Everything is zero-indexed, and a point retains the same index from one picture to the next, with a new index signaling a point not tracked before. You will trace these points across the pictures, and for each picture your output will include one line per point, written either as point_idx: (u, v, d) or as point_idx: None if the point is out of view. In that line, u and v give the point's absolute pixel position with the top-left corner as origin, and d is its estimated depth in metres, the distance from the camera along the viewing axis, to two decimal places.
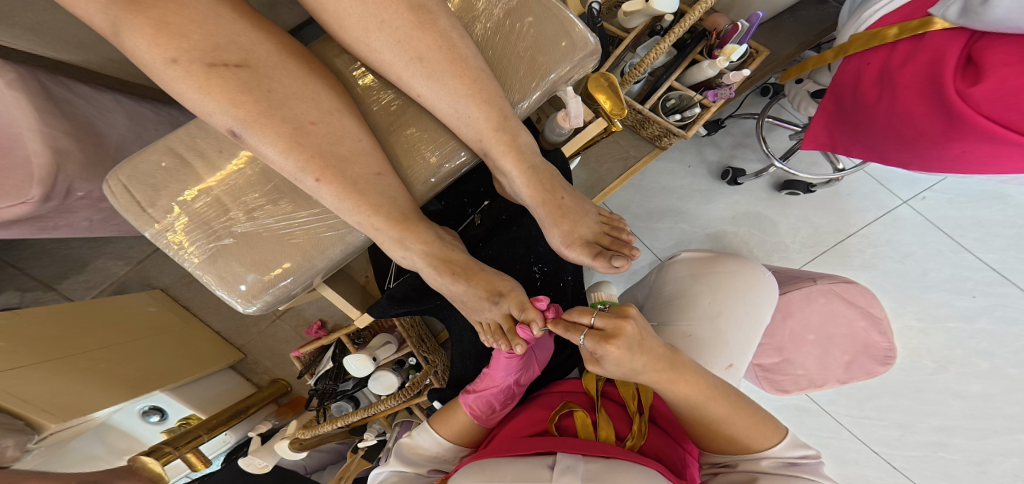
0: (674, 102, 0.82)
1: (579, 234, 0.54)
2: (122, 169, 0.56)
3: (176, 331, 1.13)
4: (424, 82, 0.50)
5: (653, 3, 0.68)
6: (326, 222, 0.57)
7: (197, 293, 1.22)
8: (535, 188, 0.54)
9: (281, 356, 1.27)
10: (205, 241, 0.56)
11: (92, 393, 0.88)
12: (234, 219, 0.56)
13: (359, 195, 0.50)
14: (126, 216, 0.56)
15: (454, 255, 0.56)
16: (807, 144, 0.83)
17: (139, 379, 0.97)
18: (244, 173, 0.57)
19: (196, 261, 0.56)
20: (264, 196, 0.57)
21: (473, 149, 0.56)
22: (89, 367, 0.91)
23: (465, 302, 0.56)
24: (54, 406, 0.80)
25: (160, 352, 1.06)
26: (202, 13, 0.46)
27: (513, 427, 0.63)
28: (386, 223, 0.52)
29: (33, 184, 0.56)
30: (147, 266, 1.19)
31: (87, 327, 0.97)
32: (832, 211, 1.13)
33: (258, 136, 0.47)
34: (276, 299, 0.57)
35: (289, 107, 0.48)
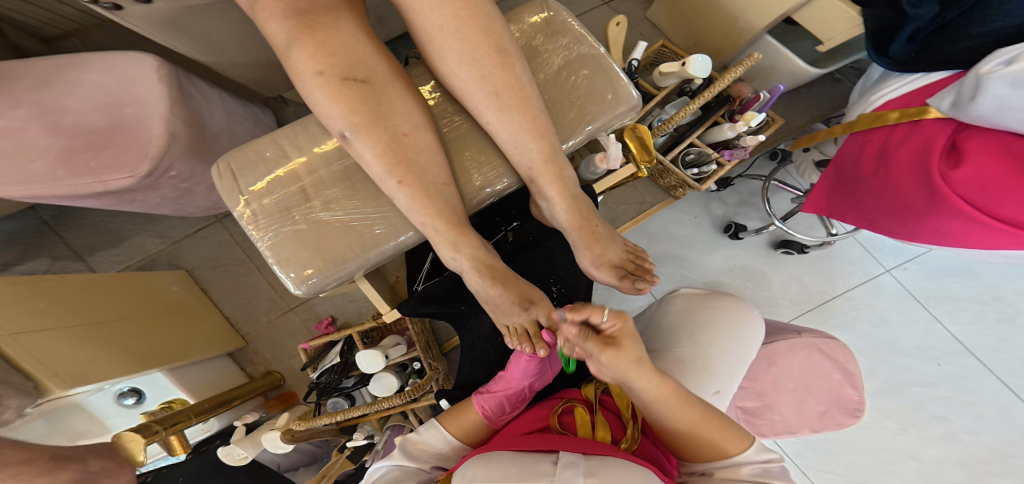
0: (693, 157, 0.90)
1: (607, 259, 0.61)
2: (233, 158, 0.65)
3: (190, 313, 1.17)
4: (495, 111, 0.58)
5: (689, 67, 0.78)
6: (388, 219, 0.64)
7: (219, 278, 1.28)
8: (573, 215, 0.62)
9: (284, 349, 1.32)
10: (282, 225, 0.63)
11: (105, 361, 0.90)
12: (310, 207, 0.64)
13: (431, 200, 0.59)
14: (224, 197, 0.65)
15: (495, 264, 0.63)
16: (808, 207, 0.93)
17: (149, 355, 1.00)
18: (327, 171, 0.65)
19: (268, 242, 0.63)
20: (340, 192, 0.64)
21: (519, 176, 0.64)
22: (107, 336, 0.95)
23: (498, 306, 0.63)
24: (68, 371, 0.82)
25: (172, 331, 1.09)
26: (347, 37, 0.55)
27: (518, 425, 0.69)
28: (445, 226, 0.60)
29: (145, 162, 0.66)
30: (181, 247, 1.26)
31: (114, 297, 1.02)
32: (820, 272, 1.21)
33: (364, 140, 0.55)
34: (328, 284, 0.64)
35: (391, 119, 0.56)
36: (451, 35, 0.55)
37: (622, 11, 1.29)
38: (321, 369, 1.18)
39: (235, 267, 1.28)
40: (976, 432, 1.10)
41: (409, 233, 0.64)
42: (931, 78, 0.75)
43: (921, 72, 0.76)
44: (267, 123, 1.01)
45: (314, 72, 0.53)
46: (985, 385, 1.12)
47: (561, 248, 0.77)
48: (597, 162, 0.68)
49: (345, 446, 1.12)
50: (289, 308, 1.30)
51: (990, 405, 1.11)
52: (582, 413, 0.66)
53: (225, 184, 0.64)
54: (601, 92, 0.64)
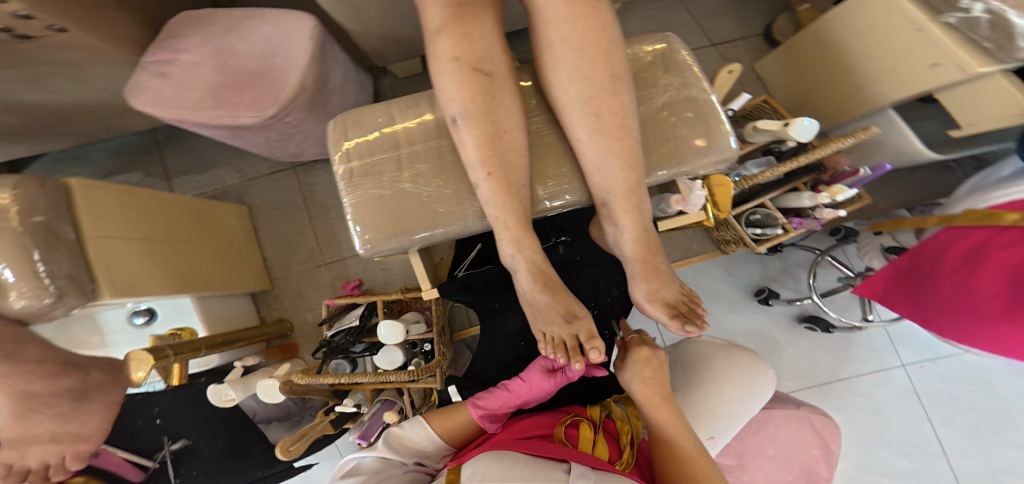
0: (759, 218, 0.90)
1: (662, 296, 0.62)
2: (349, 112, 0.77)
3: (233, 249, 1.21)
4: (588, 131, 0.59)
5: (791, 129, 0.79)
6: (462, 203, 0.72)
7: (274, 221, 1.37)
8: (639, 248, 0.63)
9: (302, 301, 1.35)
10: (371, 185, 0.73)
11: (158, 280, 0.93)
12: (398, 176, 0.73)
13: (511, 197, 0.64)
14: (331, 141, 0.76)
15: (548, 272, 0.69)
16: (862, 288, 0.93)
17: (191, 282, 1.03)
18: (420, 150, 0.74)
19: (354, 198, 0.73)
20: (427, 169, 0.73)
21: (592, 197, 0.66)
22: (166, 256, 0.98)
23: (540, 311, 0.67)
24: (124, 282, 0.85)
25: (214, 263, 1.13)
26: (484, 31, 0.62)
27: (518, 430, 0.69)
28: (515, 224, 0.65)
29: (274, 105, 0.79)
30: (250, 185, 1.37)
31: (182, 215, 1.06)
32: (836, 353, 1.18)
33: (471, 128, 0.62)
34: (393, 248, 0.73)
35: (498, 114, 0.63)
36: (571, 51, 0.58)
37: (731, 57, 1.37)
38: (337, 327, 1.22)
39: (294, 213, 1.37)
40: None
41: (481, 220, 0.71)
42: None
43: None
44: (366, 90, 1.12)
45: (453, 58, 0.61)
46: None
47: (608, 272, 0.79)
48: (673, 203, 0.69)
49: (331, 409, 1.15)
50: (322, 262, 1.34)
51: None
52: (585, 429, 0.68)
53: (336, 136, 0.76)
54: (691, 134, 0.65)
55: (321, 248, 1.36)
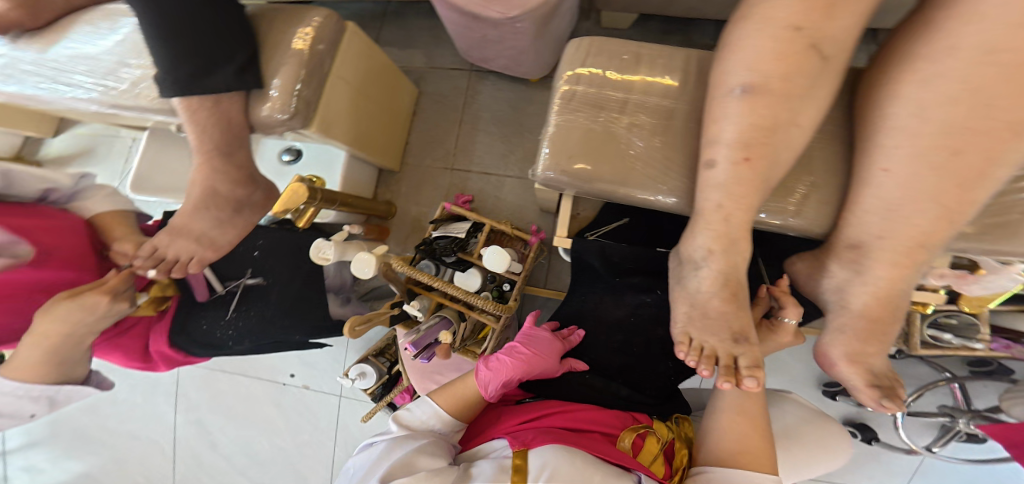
0: (953, 321, 0.90)
1: (868, 361, 0.65)
2: (596, 41, 0.79)
3: (396, 125, 1.42)
4: (906, 164, 0.60)
5: None
6: (658, 169, 0.72)
7: (432, 112, 1.60)
8: (870, 305, 0.65)
9: (418, 191, 1.59)
10: (584, 116, 0.75)
11: (349, 127, 1.13)
12: (611, 117, 0.74)
13: (755, 189, 0.64)
14: (566, 61, 0.80)
15: (739, 286, 0.68)
16: (995, 429, 0.92)
17: (364, 139, 1.24)
18: (646, 100, 0.74)
19: (559, 120, 0.76)
20: (645, 121, 0.73)
21: (840, 239, 0.67)
22: (363, 110, 1.19)
23: (709, 317, 0.69)
24: (333, 119, 1.05)
25: (383, 131, 1.34)
26: (839, 24, 0.60)
27: (577, 417, 0.79)
28: (743, 218, 0.65)
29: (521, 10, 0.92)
30: (433, 73, 1.62)
31: (379, 84, 1.24)
32: (864, 462, 1.29)
33: (753, 104, 0.61)
34: (569, 182, 0.75)
35: (802, 107, 0.62)
36: (950, 86, 0.57)
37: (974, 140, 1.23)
38: (443, 233, 1.38)
39: (451, 112, 1.59)
40: None
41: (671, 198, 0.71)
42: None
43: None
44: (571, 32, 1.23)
45: (795, 27, 0.59)
46: None
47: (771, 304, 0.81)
48: (942, 275, 0.79)
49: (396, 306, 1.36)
50: (452, 168, 1.56)
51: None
52: (652, 441, 0.78)
53: (571, 62, 0.79)
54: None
55: (457, 155, 1.57)
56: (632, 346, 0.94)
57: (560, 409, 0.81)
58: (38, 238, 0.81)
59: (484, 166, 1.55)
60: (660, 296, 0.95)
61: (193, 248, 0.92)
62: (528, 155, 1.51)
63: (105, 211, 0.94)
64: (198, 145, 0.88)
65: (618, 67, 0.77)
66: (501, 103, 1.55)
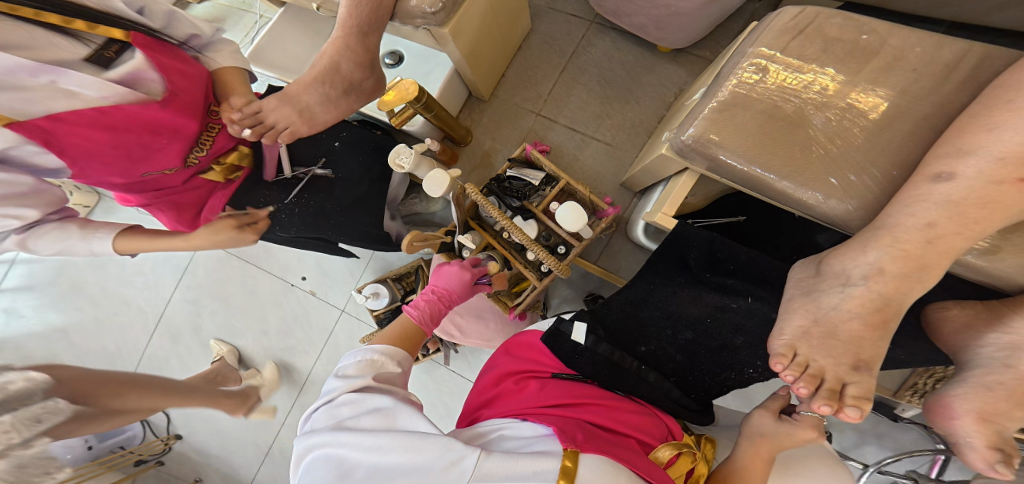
0: None
1: (996, 423, 0.63)
2: (821, 17, 0.74)
3: (504, 52, 1.41)
4: None
5: None
6: (837, 170, 0.70)
7: (538, 54, 1.52)
8: None
9: (500, 129, 1.53)
10: (774, 93, 0.73)
11: (469, 39, 1.14)
12: (798, 102, 0.72)
13: (965, 219, 0.61)
14: (772, 29, 0.76)
15: (886, 312, 0.65)
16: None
17: (475, 56, 1.24)
18: (848, 92, 0.71)
19: (732, 89, 0.76)
20: (840, 118, 0.71)
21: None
22: (484, 27, 1.18)
23: (836, 333, 0.65)
24: (461, 25, 1.05)
25: (492, 55, 1.34)
26: None
27: (613, 413, 0.76)
28: (933, 237, 0.62)
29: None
30: (553, 12, 1.53)
31: (507, 12, 1.27)
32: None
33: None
34: (719, 158, 0.75)
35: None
36: None
37: None
38: (517, 174, 1.34)
39: (555, 57, 1.51)
40: None
41: (843, 203, 0.70)
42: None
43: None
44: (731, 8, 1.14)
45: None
46: None
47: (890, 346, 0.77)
48: None
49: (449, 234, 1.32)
50: (541, 115, 1.49)
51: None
52: (683, 460, 0.73)
53: (776, 35, 0.76)
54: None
55: (548, 101, 1.50)
56: (701, 343, 0.91)
57: (603, 404, 0.77)
58: (174, 82, 0.87)
59: (572, 120, 1.48)
60: (748, 304, 0.90)
61: (292, 119, 0.91)
62: (625, 124, 1.44)
63: (228, 68, 0.98)
64: (347, 18, 0.90)
65: (834, 59, 0.72)
66: (613, 62, 1.47)
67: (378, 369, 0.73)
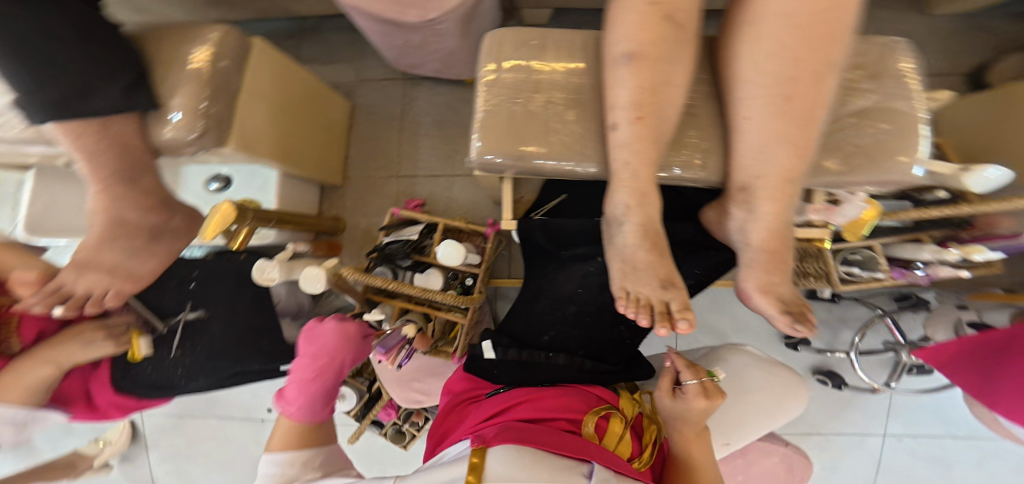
0: (858, 257, 0.92)
1: (778, 291, 0.62)
2: (508, 31, 0.81)
3: (331, 135, 1.43)
4: (765, 112, 0.58)
5: (966, 176, 0.74)
6: (578, 145, 0.75)
7: (373, 126, 1.61)
8: (772, 240, 0.62)
9: (374, 203, 1.58)
10: (507, 101, 0.77)
11: (269, 141, 1.09)
12: (532, 100, 0.77)
13: (652, 147, 0.62)
14: (481, 55, 0.81)
15: (658, 239, 0.66)
16: (922, 352, 0.95)
17: (290, 152, 1.18)
18: (559, 75, 0.78)
19: (483, 106, 0.77)
20: (563, 102, 0.77)
21: (729, 183, 0.66)
22: (282, 123, 1.14)
23: (636, 270, 0.66)
24: (246, 134, 0.99)
25: (314, 142, 1.34)
26: None
27: (544, 405, 0.78)
28: (641, 178, 0.64)
29: (439, 11, 0.94)
30: (373, 90, 1.60)
31: (304, 106, 1.27)
32: (839, 408, 1.35)
33: (637, 68, 0.60)
34: (498, 167, 0.78)
35: (674, 66, 0.60)
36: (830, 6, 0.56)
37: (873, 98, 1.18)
38: (394, 238, 1.33)
39: (384, 123, 1.60)
40: None
41: (590, 168, 0.75)
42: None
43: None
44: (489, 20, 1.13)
45: (650, 0, 0.59)
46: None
47: (695, 261, 0.75)
48: (817, 210, 0.76)
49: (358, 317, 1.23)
50: (400, 175, 1.57)
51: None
52: (615, 424, 0.77)
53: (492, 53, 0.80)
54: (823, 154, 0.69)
55: (401, 163, 1.58)
56: (587, 313, 0.96)
57: (532, 400, 0.80)
58: None
59: (429, 169, 1.57)
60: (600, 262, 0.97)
61: (107, 281, 0.86)
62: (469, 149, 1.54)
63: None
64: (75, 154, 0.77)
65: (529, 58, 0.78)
66: (445, 105, 1.58)
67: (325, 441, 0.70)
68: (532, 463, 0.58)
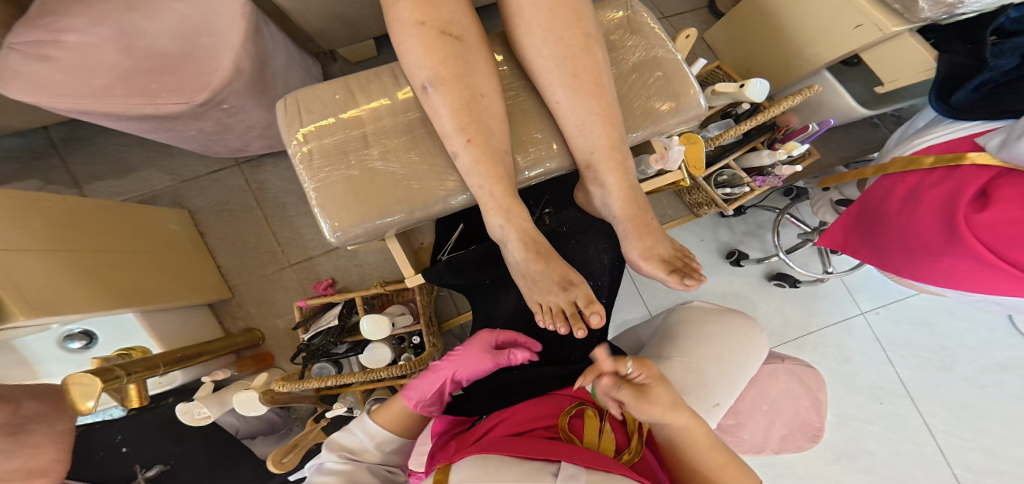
0: (726, 178, 0.89)
1: (656, 252, 0.59)
2: (302, 92, 0.69)
3: (181, 252, 1.10)
4: (566, 92, 0.60)
5: (747, 89, 0.79)
6: (436, 179, 0.66)
7: (221, 223, 1.21)
8: (627, 205, 0.61)
9: (268, 305, 1.21)
10: (337, 168, 0.65)
11: (74, 296, 0.76)
12: (368, 155, 0.66)
13: (494, 166, 0.59)
14: (281, 132, 0.68)
15: (541, 239, 0.61)
16: (823, 239, 0.89)
17: (126, 291, 0.89)
18: (377, 110, 0.68)
19: (314, 183, 0.65)
20: (399, 143, 0.66)
21: (576, 161, 0.65)
22: (88, 268, 0.83)
23: (534, 282, 0.60)
24: (36, 300, 0.68)
25: (164, 271, 1.01)
26: None
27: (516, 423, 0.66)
28: (501, 192, 0.59)
29: (205, 91, 0.73)
30: (190, 186, 1.22)
31: (106, 229, 0.93)
32: (803, 308, 1.15)
33: (443, 93, 0.58)
34: (363, 234, 0.66)
35: (472, 78, 0.59)
36: None
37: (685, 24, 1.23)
38: (314, 330, 1.04)
39: (245, 215, 1.22)
40: (897, 466, 1.07)
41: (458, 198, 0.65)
42: (981, 128, 0.70)
43: (975, 121, 0.71)
44: (315, 76, 1.04)
45: (418, 22, 0.57)
46: (911, 423, 1.09)
47: (596, 244, 0.71)
48: (653, 162, 0.68)
49: (322, 416, 1.02)
50: (291, 262, 1.21)
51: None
52: (591, 418, 0.64)
53: (288, 128, 0.67)
54: (641, 98, 0.67)
55: (285, 248, 1.22)
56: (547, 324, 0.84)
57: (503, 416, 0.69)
58: None
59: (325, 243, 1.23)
60: None
61: None
62: None
63: None
64: None
65: (337, 108, 0.68)
66: (298, 179, 1.24)
67: (355, 452, 0.70)
68: (498, 473, 0.53)
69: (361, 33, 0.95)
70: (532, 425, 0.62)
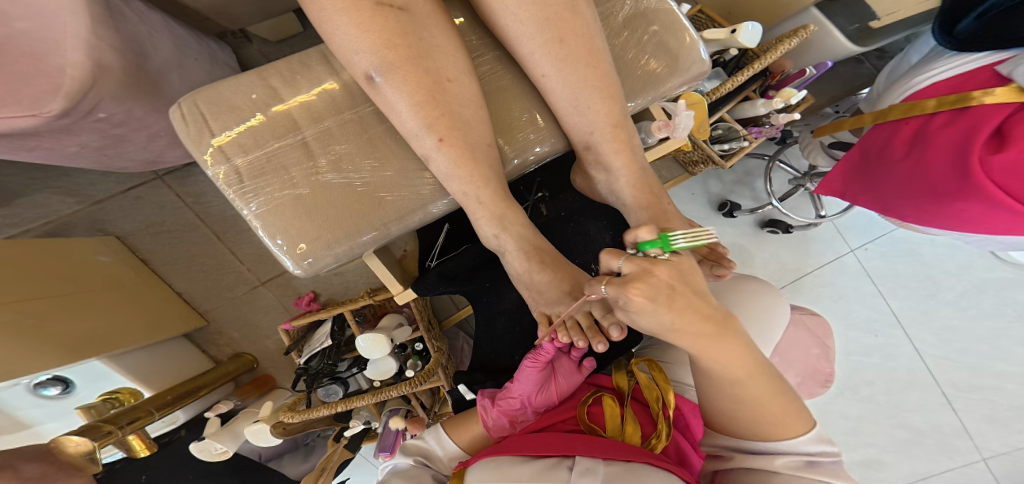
0: (721, 132, 0.85)
1: None
2: (201, 92, 0.53)
3: (131, 287, 0.97)
4: (553, 63, 0.50)
5: (739, 35, 0.71)
6: (410, 187, 0.54)
7: (163, 247, 1.06)
8: (638, 190, 0.55)
9: (253, 327, 1.13)
10: (280, 187, 0.52)
11: (18, 358, 0.71)
12: (317, 167, 0.53)
13: (475, 164, 0.49)
14: (188, 148, 0.52)
15: (545, 243, 0.52)
16: (821, 188, 0.83)
17: (80, 340, 0.80)
18: (315, 106, 0.54)
19: (254, 209, 0.52)
20: (354, 146, 0.53)
21: (572, 142, 0.56)
22: (17, 323, 0.73)
23: (544, 292, 0.51)
24: None
25: (118, 311, 0.90)
26: None
27: (543, 418, 0.61)
28: (492, 197, 0.50)
29: (58, 97, 0.52)
30: (106, 208, 1.02)
31: (38, 273, 0.81)
32: (796, 251, 1.15)
33: (398, 85, 0.45)
34: (337, 260, 0.55)
35: (434, 59, 0.46)
36: None
37: None
38: (308, 353, 0.94)
39: (185, 234, 1.06)
40: (894, 392, 1.11)
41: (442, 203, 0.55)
42: (993, 59, 0.65)
43: (983, 52, 0.66)
44: (228, 62, 0.86)
45: None
46: (903, 352, 1.11)
47: (596, 223, 0.67)
48: (657, 130, 0.61)
49: (342, 435, 1.03)
50: (262, 280, 1.10)
51: (941, 440, 1.09)
52: (609, 405, 0.58)
53: (195, 138, 0.52)
54: (633, 60, 0.58)
55: (249, 265, 1.10)
56: None
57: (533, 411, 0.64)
58: None
59: None
60: None
61: None
62: None
63: None
64: None
65: (259, 108, 0.53)
66: None
67: (430, 461, 0.62)
68: (512, 472, 0.51)
69: (272, 6, 0.77)
70: (553, 420, 0.60)
